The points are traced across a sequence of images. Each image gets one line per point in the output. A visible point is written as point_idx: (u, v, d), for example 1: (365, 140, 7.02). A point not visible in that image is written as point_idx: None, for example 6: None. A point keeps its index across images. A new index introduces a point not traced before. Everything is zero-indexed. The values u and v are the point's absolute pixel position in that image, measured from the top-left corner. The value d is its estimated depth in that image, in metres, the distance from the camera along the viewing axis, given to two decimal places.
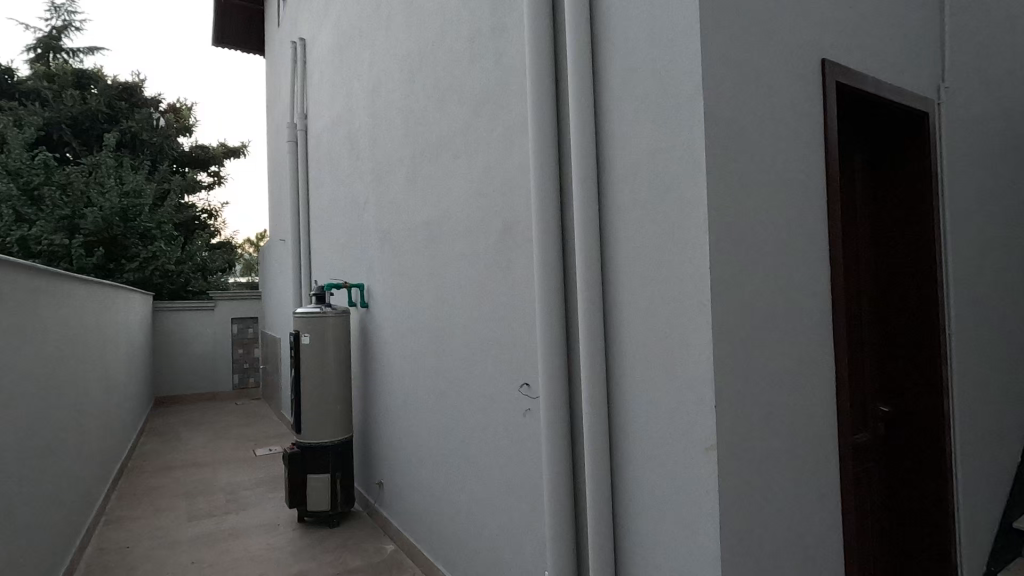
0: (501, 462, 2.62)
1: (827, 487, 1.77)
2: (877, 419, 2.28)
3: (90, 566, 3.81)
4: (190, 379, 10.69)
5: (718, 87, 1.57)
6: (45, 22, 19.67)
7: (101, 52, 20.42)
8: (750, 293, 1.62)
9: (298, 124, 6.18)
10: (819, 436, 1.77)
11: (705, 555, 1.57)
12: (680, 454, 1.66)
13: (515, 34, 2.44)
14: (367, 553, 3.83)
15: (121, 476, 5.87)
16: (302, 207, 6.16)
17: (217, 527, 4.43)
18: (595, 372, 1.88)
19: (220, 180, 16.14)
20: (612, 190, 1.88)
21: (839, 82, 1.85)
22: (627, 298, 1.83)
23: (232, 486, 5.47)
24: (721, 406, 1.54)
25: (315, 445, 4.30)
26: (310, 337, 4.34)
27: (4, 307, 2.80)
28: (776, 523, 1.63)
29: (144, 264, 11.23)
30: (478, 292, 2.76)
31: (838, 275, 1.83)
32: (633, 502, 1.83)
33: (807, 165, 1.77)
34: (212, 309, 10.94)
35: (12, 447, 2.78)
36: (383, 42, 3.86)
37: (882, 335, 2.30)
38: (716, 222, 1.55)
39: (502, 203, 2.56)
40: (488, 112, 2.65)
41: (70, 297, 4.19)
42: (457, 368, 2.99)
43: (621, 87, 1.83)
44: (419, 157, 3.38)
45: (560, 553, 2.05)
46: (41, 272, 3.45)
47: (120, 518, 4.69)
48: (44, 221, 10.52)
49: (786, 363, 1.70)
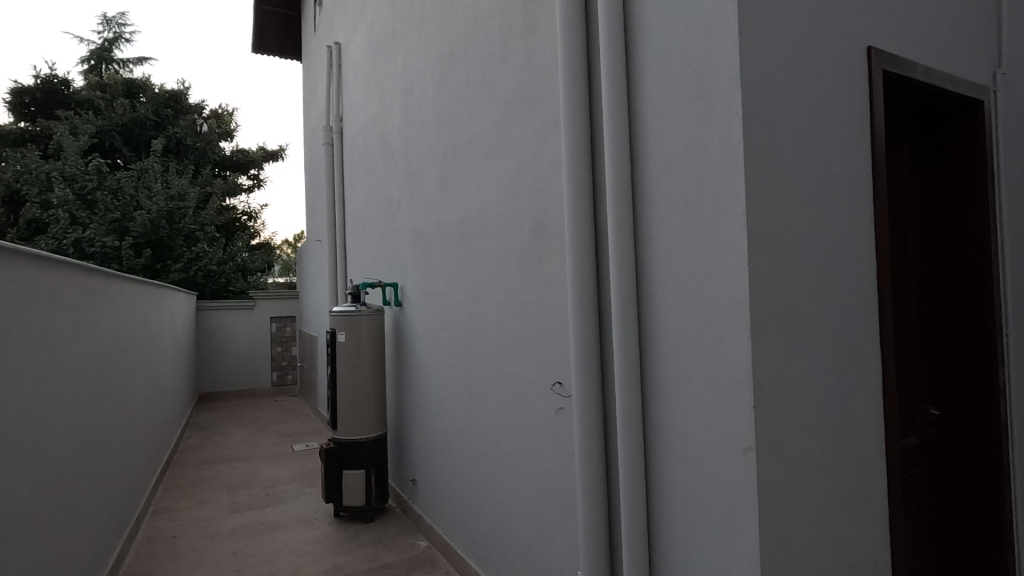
0: (535, 461, 2.60)
1: (872, 493, 1.70)
2: (925, 423, 2.17)
3: (139, 554, 3.98)
4: (232, 375, 11.05)
5: (756, 78, 1.52)
6: (98, 36, 20.85)
7: (149, 62, 21.54)
8: (790, 291, 1.56)
9: (334, 127, 6.32)
10: (865, 439, 1.70)
11: (745, 559, 1.52)
12: (717, 455, 1.62)
13: (548, 30, 2.43)
14: (402, 549, 3.87)
15: (168, 468, 6.10)
16: (338, 207, 6.30)
17: (258, 520, 4.56)
18: (628, 370, 1.86)
19: (259, 184, 16.70)
20: (648, 186, 1.84)
21: (886, 69, 1.77)
22: (661, 296, 1.80)
23: (271, 480, 5.63)
24: (759, 406, 1.50)
25: (350, 442, 4.38)
26: (345, 336, 4.41)
27: (61, 307, 2.96)
28: (819, 530, 1.58)
29: (189, 265, 11.65)
30: (510, 288, 2.77)
31: (884, 274, 1.75)
32: (667, 503, 1.80)
33: (852, 158, 1.71)
34: (252, 308, 11.28)
35: (66, 439, 2.91)
36: (416, 44, 3.90)
37: (932, 336, 2.18)
38: (754, 216, 1.51)
39: (534, 200, 2.55)
40: (520, 111, 2.65)
41: (120, 296, 4.38)
42: (490, 366, 3.00)
43: (655, 81, 1.80)
44: (451, 157, 3.41)
45: (594, 554, 2.03)
46: (94, 273, 3.63)
47: (166, 509, 4.88)
48: (97, 225, 11.04)
49: (830, 365, 1.64)
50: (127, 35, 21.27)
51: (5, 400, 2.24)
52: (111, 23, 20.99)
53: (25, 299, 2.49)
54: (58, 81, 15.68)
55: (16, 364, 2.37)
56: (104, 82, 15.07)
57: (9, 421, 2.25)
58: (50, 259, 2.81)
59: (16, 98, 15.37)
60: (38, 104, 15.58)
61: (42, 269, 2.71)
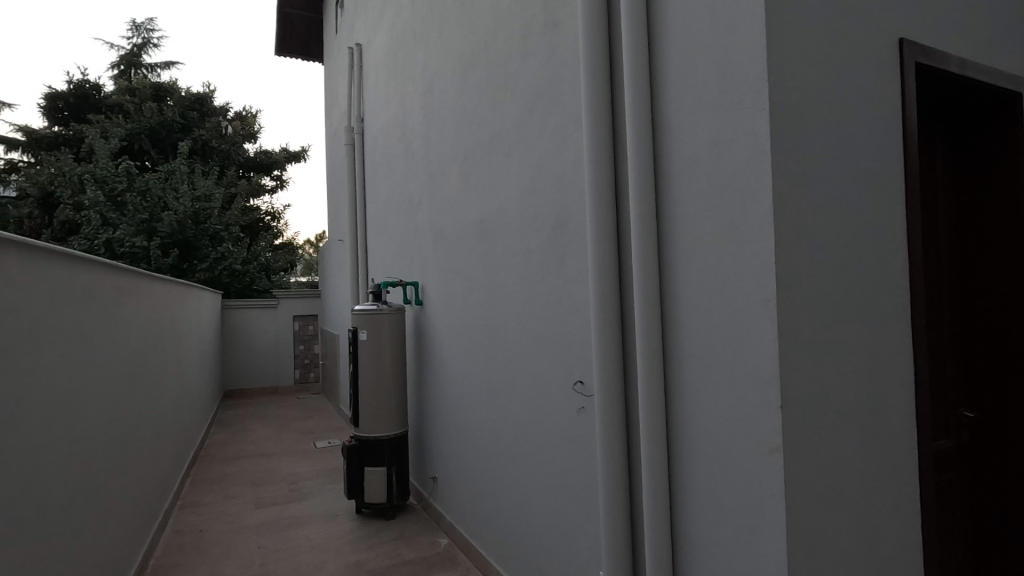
0: (556, 460, 2.59)
1: (904, 497, 1.66)
2: (959, 426, 2.10)
3: (167, 546, 4.08)
4: (256, 372, 11.26)
5: (784, 71, 1.49)
6: (128, 41, 21.49)
7: (176, 67, 22.10)
8: (819, 289, 1.53)
9: (356, 128, 6.40)
10: (896, 442, 1.66)
11: (771, 562, 1.50)
12: (743, 456, 1.59)
13: (569, 28, 2.42)
14: (422, 546, 3.91)
15: (194, 463, 6.24)
16: (359, 207, 6.35)
17: (282, 515, 4.63)
18: (651, 369, 1.84)
19: (281, 184, 17.00)
20: (673, 183, 1.82)
21: (919, 61, 1.72)
22: (686, 295, 1.78)
23: (295, 476, 5.72)
24: (786, 406, 1.47)
25: (372, 439, 4.42)
26: (367, 333, 4.45)
27: (93, 305, 3.05)
28: (847, 533, 1.54)
29: (214, 264, 11.90)
30: (531, 286, 2.77)
31: (917, 272, 1.71)
32: (691, 504, 1.78)
33: (884, 154, 1.67)
34: (276, 307, 11.48)
35: (98, 436, 2.99)
36: (437, 44, 3.92)
37: (967, 337, 2.11)
38: (782, 213, 1.48)
39: (556, 199, 2.54)
40: (542, 109, 2.64)
41: (149, 294, 4.47)
42: (511, 364, 3.01)
43: (679, 77, 1.78)
44: (471, 156, 3.42)
45: (615, 552, 2.02)
46: (124, 272, 3.72)
47: (193, 504, 4.98)
48: (127, 226, 11.31)
49: (859, 365, 1.60)
50: (155, 41, 21.82)
51: (41, 395, 2.31)
52: (139, 29, 21.57)
53: (59, 300, 2.56)
54: (89, 86, 16.13)
55: (51, 362, 2.44)
56: (133, 86, 15.44)
57: (44, 418, 2.32)
58: (83, 258, 2.89)
59: (50, 103, 15.87)
60: (70, 108, 16.04)
61: (75, 270, 2.79)
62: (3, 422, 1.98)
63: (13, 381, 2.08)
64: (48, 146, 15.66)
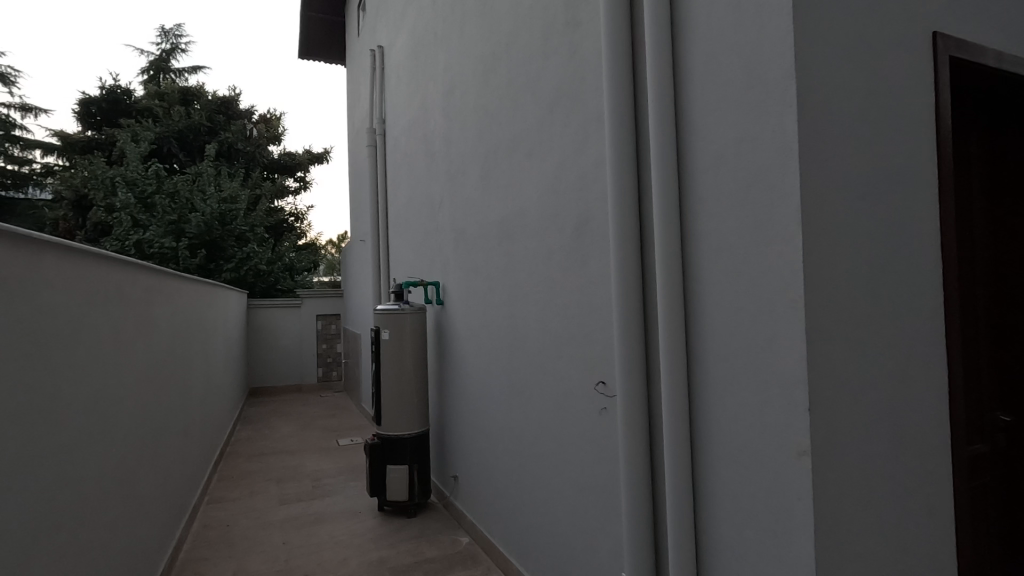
0: (577, 461, 2.59)
1: (937, 504, 1.61)
2: (996, 430, 2.02)
3: (196, 540, 4.17)
4: (280, 371, 11.43)
5: (812, 67, 1.46)
6: (157, 47, 22.13)
7: (202, 71, 22.62)
8: (848, 291, 1.50)
9: (377, 129, 6.47)
10: (930, 448, 1.62)
11: (799, 566, 1.47)
12: (769, 460, 1.57)
13: (591, 27, 2.41)
14: (443, 544, 3.93)
15: (222, 460, 6.37)
16: (381, 208, 6.42)
17: (306, 511, 4.71)
18: (674, 369, 1.82)
19: (305, 185, 17.30)
20: (697, 183, 1.80)
21: (953, 55, 1.68)
22: (710, 296, 1.76)
23: (318, 473, 5.81)
24: (815, 408, 1.44)
25: (394, 437, 4.46)
26: (389, 333, 4.49)
27: (124, 304, 3.13)
28: (878, 539, 1.51)
29: (240, 264, 12.14)
30: (552, 286, 2.77)
31: (951, 274, 1.66)
32: (716, 506, 1.76)
33: (917, 152, 1.62)
34: (299, 306, 11.67)
35: (129, 433, 3.07)
36: (458, 45, 3.94)
37: (1003, 338, 2.03)
38: (811, 211, 1.45)
39: (578, 199, 2.54)
40: (563, 109, 2.64)
41: (178, 294, 4.58)
42: (532, 364, 3.01)
43: (702, 75, 1.76)
44: (492, 157, 3.43)
45: (637, 553, 2.00)
46: (154, 273, 3.82)
47: (220, 499, 5.09)
48: (156, 227, 11.59)
49: (890, 368, 1.56)
50: (183, 46, 22.38)
51: (75, 391, 2.38)
52: (167, 35, 22.12)
53: (92, 300, 2.64)
54: (120, 91, 16.62)
55: (85, 359, 2.52)
56: (162, 90, 15.83)
57: (79, 413, 2.40)
58: (115, 258, 2.97)
59: (83, 108, 16.35)
60: (103, 113, 16.49)
61: (108, 270, 2.87)
62: (40, 418, 2.05)
63: (49, 378, 2.14)
64: (81, 150, 16.11)
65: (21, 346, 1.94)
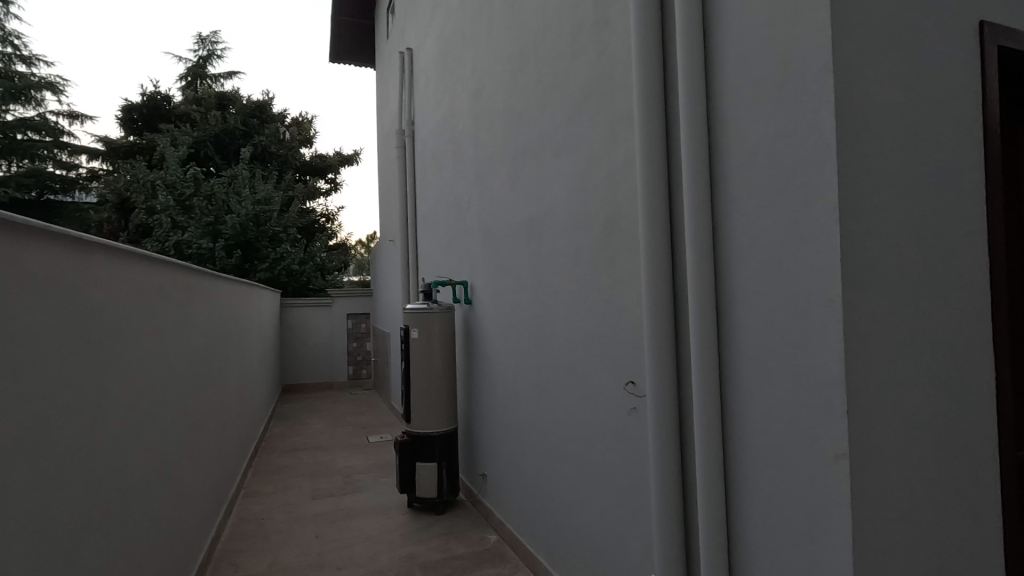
0: (606, 461, 2.58)
1: (983, 509, 1.55)
2: None
3: (232, 532, 4.30)
4: (311, 369, 11.66)
5: (852, 59, 1.43)
6: (194, 54, 22.85)
7: (237, 77, 23.31)
8: (889, 290, 1.46)
9: (406, 130, 6.54)
10: (976, 452, 1.56)
11: (835, 571, 1.44)
12: (805, 462, 1.53)
13: (620, 24, 2.39)
14: (472, 541, 3.96)
15: (257, 455, 6.55)
16: (410, 208, 6.49)
17: (338, 506, 4.80)
18: (706, 368, 1.80)
19: (336, 186, 17.65)
20: (730, 179, 1.77)
21: (1002, 45, 1.61)
22: (743, 294, 1.73)
23: (349, 469, 5.92)
24: (852, 410, 1.41)
25: (423, 435, 4.51)
26: (418, 332, 4.54)
27: (166, 303, 3.24)
28: (919, 545, 1.46)
29: (274, 264, 12.45)
30: (580, 285, 2.77)
31: (998, 272, 1.60)
32: (749, 507, 1.73)
33: (962, 146, 1.57)
34: (330, 304, 11.88)
35: (170, 426, 3.18)
36: (486, 46, 3.97)
37: None
38: (848, 207, 1.42)
39: (606, 197, 2.52)
40: (592, 107, 2.62)
41: (215, 294, 4.71)
42: (560, 363, 3.02)
43: (736, 71, 1.73)
44: (520, 156, 3.44)
45: (667, 553, 1.99)
46: (193, 273, 3.95)
47: (255, 493, 5.23)
48: (194, 228, 11.96)
49: (932, 369, 1.51)
50: (219, 52, 23.01)
51: (120, 385, 2.48)
52: (204, 42, 22.88)
53: (136, 299, 2.75)
54: (161, 97, 17.24)
55: (130, 356, 2.63)
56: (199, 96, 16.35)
57: (124, 407, 2.51)
58: (158, 259, 3.09)
59: (126, 114, 16.99)
60: (144, 118, 17.15)
61: (150, 269, 2.98)
62: (87, 410, 2.14)
63: (96, 374, 2.24)
64: (124, 155, 16.74)
65: (70, 345, 2.04)
